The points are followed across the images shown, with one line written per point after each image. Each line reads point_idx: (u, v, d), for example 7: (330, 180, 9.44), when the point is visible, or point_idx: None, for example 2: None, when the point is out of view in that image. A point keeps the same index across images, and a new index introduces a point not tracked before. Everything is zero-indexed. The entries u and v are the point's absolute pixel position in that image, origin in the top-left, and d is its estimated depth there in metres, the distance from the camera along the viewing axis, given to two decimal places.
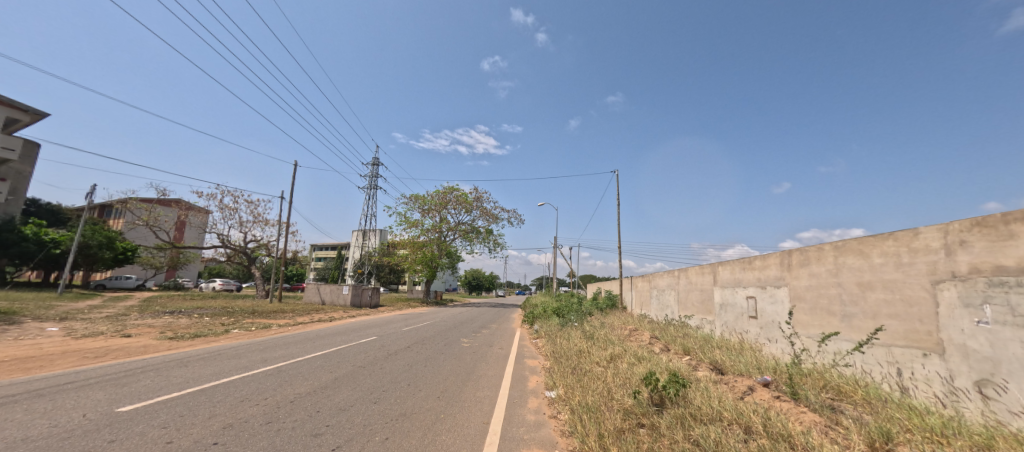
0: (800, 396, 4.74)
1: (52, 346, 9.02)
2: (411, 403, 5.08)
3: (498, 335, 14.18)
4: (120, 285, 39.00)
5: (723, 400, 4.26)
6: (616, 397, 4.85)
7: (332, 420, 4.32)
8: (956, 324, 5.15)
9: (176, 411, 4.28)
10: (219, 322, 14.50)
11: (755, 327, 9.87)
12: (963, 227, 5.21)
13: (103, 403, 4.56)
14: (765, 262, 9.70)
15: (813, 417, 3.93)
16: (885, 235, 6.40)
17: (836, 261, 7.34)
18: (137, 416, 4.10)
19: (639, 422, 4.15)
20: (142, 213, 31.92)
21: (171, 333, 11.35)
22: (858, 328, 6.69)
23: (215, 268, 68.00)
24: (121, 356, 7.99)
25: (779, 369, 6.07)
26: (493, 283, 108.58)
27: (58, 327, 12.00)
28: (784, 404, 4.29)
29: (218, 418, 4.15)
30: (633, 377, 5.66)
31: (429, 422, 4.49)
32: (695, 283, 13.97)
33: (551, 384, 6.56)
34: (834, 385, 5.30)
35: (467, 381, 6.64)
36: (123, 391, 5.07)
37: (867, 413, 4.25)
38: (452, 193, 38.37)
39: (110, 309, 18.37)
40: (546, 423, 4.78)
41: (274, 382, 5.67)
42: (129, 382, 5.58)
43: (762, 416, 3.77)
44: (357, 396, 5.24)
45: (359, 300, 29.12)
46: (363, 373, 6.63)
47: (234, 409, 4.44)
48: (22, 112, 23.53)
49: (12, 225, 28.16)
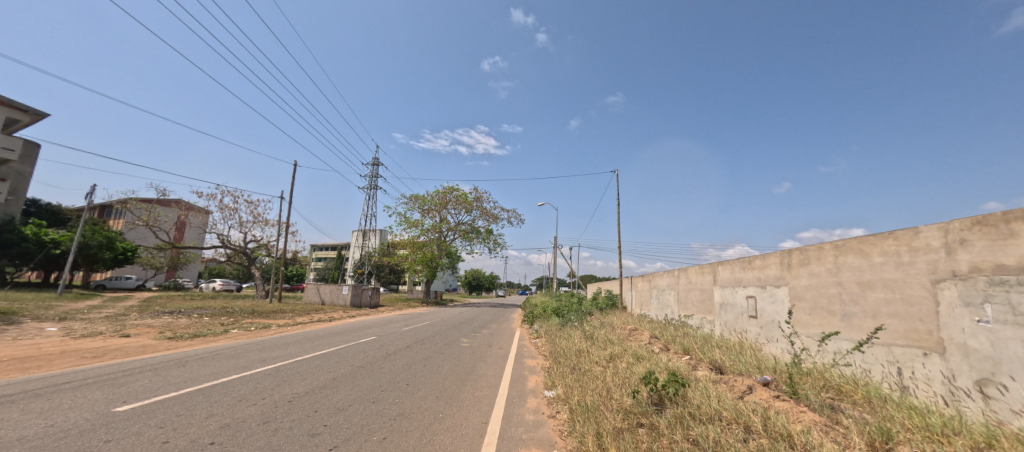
0: (800, 396, 4.72)
1: (51, 346, 9.01)
2: (409, 403, 5.05)
3: (497, 335, 14.17)
4: (120, 285, 39.01)
5: (723, 399, 4.24)
6: (615, 397, 4.83)
7: (330, 419, 4.30)
8: (956, 323, 5.12)
9: (173, 411, 4.26)
10: (218, 322, 14.49)
11: (754, 327, 9.84)
12: (964, 226, 5.18)
13: (99, 403, 4.54)
14: (765, 262, 9.68)
15: (813, 416, 3.91)
16: (885, 234, 6.38)
17: (836, 261, 7.33)
18: (134, 416, 4.08)
19: (638, 421, 4.13)
20: (142, 213, 31.90)
21: (170, 333, 11.33)
22: (858, 327, 6.67)
23: (215, 269, 68.06)
24: (119, 356, 7.98)
25: (779, 368, 6.05)
26: (494, 283, 108.43)
27: (58, 327, 11.99)
28: (784, 404, 4.27)
29: (215, 418, 4.13)
30: (633, 377, 5.63)
31: (427, 422, 4.47)
32: (695, 283, 13.94)
33: (551, 383, 6.55)
34: (834, 385, 5.28)
35: (465, 381, 6.62)
36: (120, 391, 5.05)
37: (868, 413, 4.23)
38: (452, 193, 38.33)
39: (110, 309, 18.40)
40: (545, 423, 4.76)
41: (272, 382, 5.65)
42: (126, 382, 5.56)
43: (762, 415, 3.75)
44: (356, 396, 5.22)
45: (359, 300, 29.09)
46: (361, 373, 6.61)
47: (232, 409, 4.42)
48: (21, 112, 23.51)
49: (11, 226, 28.17)
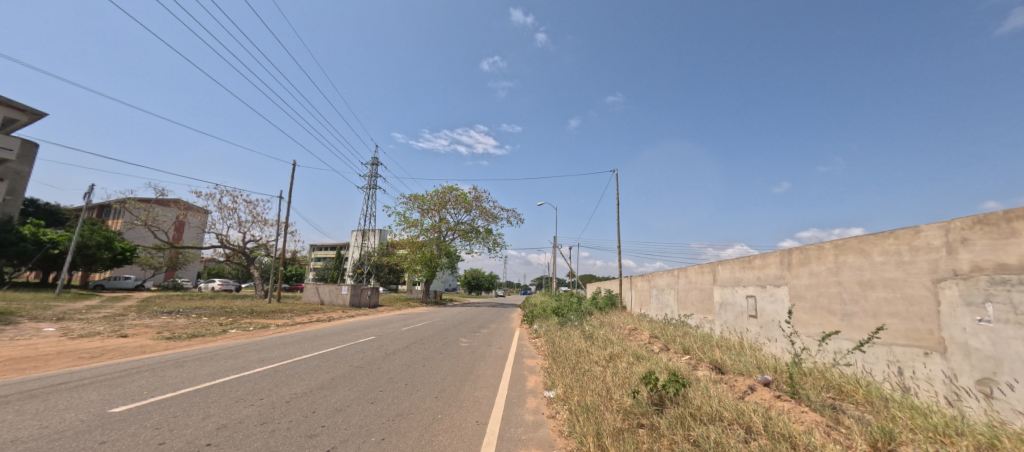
0: (801, 396, 4.69)
1: (49, 346, 8.97)
2: (408, 403, 5.03)
3: (497, 335, 14.15)
4: (119, 285, 38.93)
5: (723, 399, 4.22)
6: (615, 397, 4.80)
7: (328, 420, 4.27)
8: (957, 323, 5.11)
9: (170, 411, 4.23)
10: (217, 322, 14.45)
11: (755, 326, 9.82)
12: (965, 225, 5.16)
13: (95, 403, 4.50)
14: (765, 262, 9.66)
15: (814, 417, 3.89)
16: (885, 234, 6.36)
17: (836, 260, 7.30)
18: (130, 417, 4.05)
19: (638, 422, 4.10)
20: (141, 213, 31.82)
21: (168, 333, 11.29)
22: (858, 327, 6.65)
23: (215, 268, 68.00)
24: (116, 357, 7.93)
25: (779, 368, 6.02)
26: (494, 282, 108.32)
27: (56, 327, 11.94)
28: (785, 404, 4.25)
29: (211, 419, 4.09)
30: (632, 377, 5.61)
31: (425, 422, 4.44)
32: (694, 282, 13.91)
33: (550, 383, 6.51)
34: (835, 385, 5.26)
35: (464, 381, 6.58)
36: (117, 392, 5.02)
37: (869, 413, 4.20)
38: (452, 192, 38.25)
39: (108, 310, 18.35)
40: (545, 423, 4.73)
41: (270, 382, 5.63)
42: (123, 382, 5.53)
43: (764, 415, 3.72)
44: (354, 396, 5.19)
45: (359, 300, 29.05)
46: (360, 373, 6.59)
47: (229, 410, 4.39)
48: (19, 111, 23.43)
49: (9, 226, 28.08)
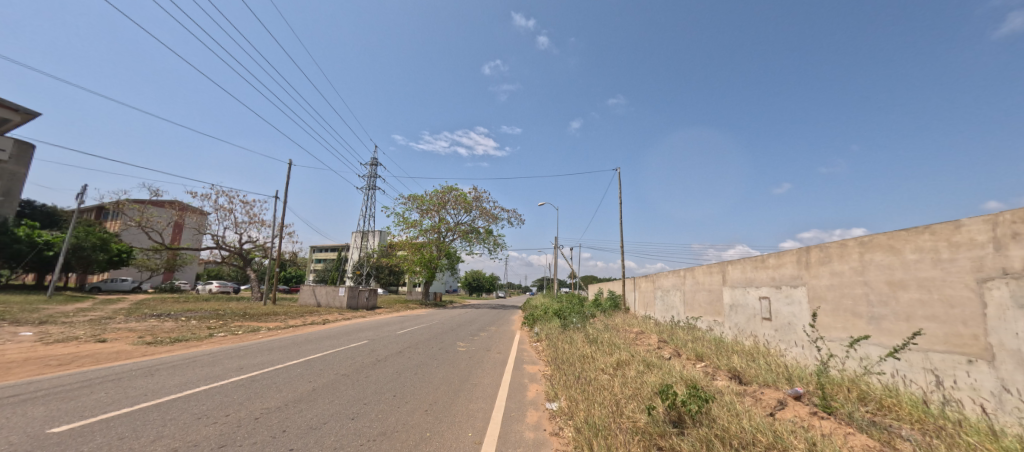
0: (838, 413, 4.15)
1: (17, 352, 8.43)
2: (393, 420, 4.48)
3: (496, 338, 13.56)
4: (115, 286, 38.59)
5: (753, 417, 3.67)
6: (626, 413, 4.26)
7: (297, 442, 3.71)
8: (1007, 327, 4.53)
9: (116, 432, 3.68)
10: (206, 326, 13.87)
11: (770, 329, 9.25)
12: (1017, 218, 4.57)
13: (36, 422, 3.95)
14: (780, 261, 9.08)
15: (863, 440, 3.34)
16: (921, 229, 5.75)
17: (862, 258, 6.72)
18: (68, 439, 3.50)
19: (655, 444, 3.56)
20: (135, 214, 31.27)
21: (151, 337, 10.84)
22: (889, 331, 6.07)
23: (215, 270, 67.28)
24: (87, 364, 7.39)
25: (805, 378, 5.46)
26: (494, 285, 107.41)
27: (34, 331, 11.38)
28: (827, 423, 3.69)
29: (162, 441, 3.54)
30: (645, 388, 5.05)
31: (411, 443, 3.88)
32: (702, 283, 13.36)
33: (552, 394, 5.96)
34: (873, 398, 4.72)
35: (459, 392, 6.09)
36: (65, 407, 4.45)
37: (926, 436, 3.61)
38: (451, 192, 37.72)
39: (96, 313, 17.76)
40: (547, 442, 4.19)
41: (242, 395, 5.08)
42: (79, 395, 4.96)
43: (806, 439, 3.16)
44: (333, 412, 4.64)
45: (356, 303, 28.51)
46: (345, 382, 6.07)
47: (186, 430, 3.83)
48: (12, 111, 22.99)
49: (3, 226, 27.56)
